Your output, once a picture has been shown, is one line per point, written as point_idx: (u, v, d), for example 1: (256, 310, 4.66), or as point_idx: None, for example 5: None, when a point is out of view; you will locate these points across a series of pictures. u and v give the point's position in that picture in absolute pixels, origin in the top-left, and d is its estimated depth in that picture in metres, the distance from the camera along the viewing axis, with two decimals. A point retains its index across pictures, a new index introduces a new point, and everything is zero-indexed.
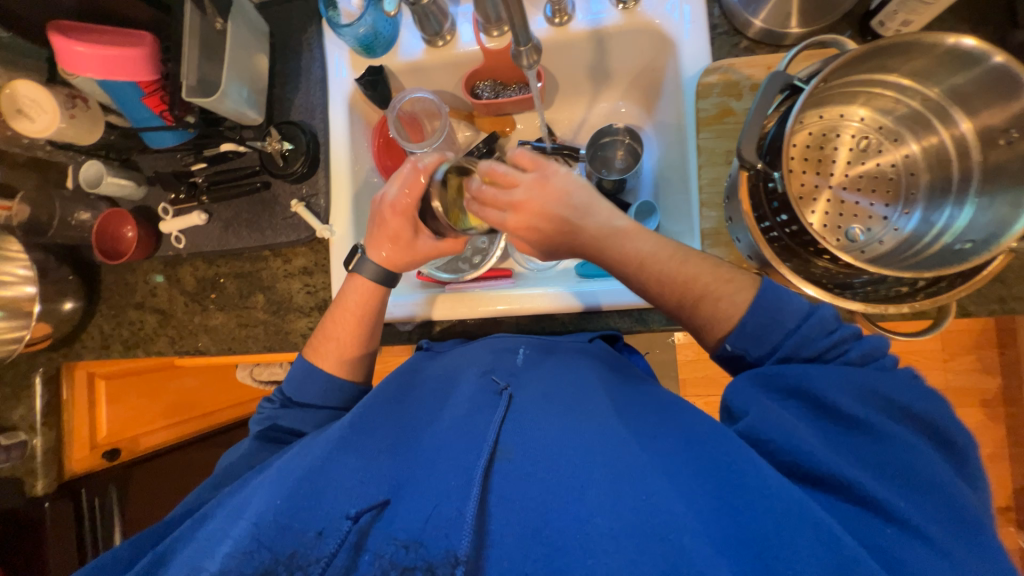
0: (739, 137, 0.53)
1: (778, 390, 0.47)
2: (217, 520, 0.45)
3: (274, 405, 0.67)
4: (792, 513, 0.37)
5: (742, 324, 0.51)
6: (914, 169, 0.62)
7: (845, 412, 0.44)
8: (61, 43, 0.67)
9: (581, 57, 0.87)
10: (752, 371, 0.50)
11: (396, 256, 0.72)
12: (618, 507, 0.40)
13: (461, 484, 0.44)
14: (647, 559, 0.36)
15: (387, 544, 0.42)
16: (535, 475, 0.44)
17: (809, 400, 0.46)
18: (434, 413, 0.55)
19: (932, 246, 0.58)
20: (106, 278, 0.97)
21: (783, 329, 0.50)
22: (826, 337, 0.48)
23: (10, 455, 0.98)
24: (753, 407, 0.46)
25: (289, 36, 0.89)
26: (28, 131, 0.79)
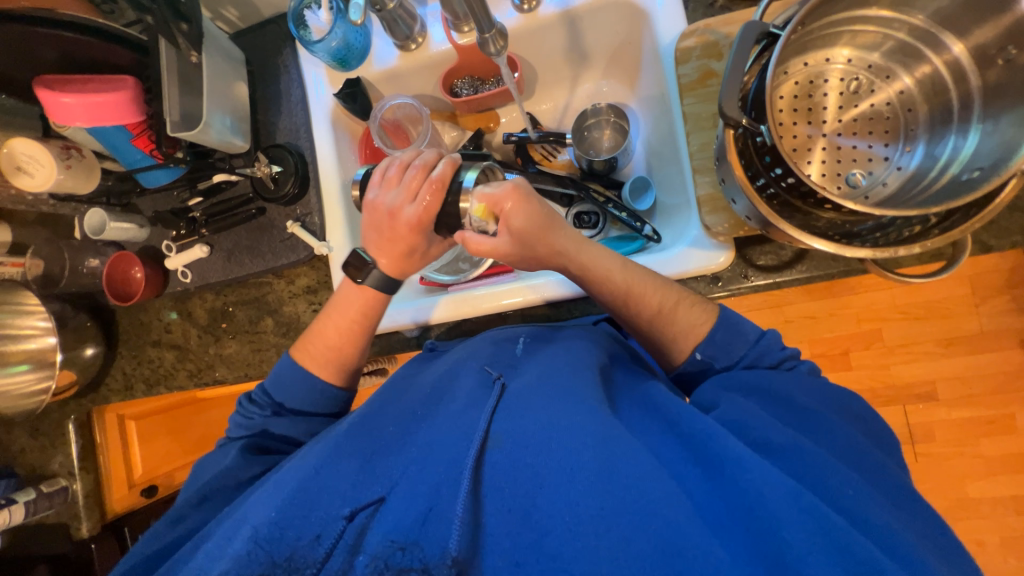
0: (720, 95, 0.51)
1: (738, 391, 0.51)
2: (216, 534, 0.46)
3: (263, 412, 0.66)
4: (776, 487, 0.37)
5: (710, 335, 0.56)
6: (911, 105, 0.60)
7: (798, 405, 0.48)
8: (49, 97, 0.69)
9: (556, 41, 0.86)
10: (720, 377, 0.54)
11: (403, 266, 0.63)
12: (609, 485, 0.40)
13: (452, 478, 0.44)
14: (638, 536, 0.37)
15: (384, 544, 0.41)
16: (524, 460, 0.43)
17: (770, 396, 0.49)
18: (427, 407, 0.54)
19: (938, 180, 0.55)
20: (122, 321, 1.00)
21: (747, 340, 0.55)
22: (779, 351, 0.55)
23: (53, 502, 0.99)
24: (722, 401, 0.49)
25: (266, 61, 0.90)
26: (30, 187, 0.81)
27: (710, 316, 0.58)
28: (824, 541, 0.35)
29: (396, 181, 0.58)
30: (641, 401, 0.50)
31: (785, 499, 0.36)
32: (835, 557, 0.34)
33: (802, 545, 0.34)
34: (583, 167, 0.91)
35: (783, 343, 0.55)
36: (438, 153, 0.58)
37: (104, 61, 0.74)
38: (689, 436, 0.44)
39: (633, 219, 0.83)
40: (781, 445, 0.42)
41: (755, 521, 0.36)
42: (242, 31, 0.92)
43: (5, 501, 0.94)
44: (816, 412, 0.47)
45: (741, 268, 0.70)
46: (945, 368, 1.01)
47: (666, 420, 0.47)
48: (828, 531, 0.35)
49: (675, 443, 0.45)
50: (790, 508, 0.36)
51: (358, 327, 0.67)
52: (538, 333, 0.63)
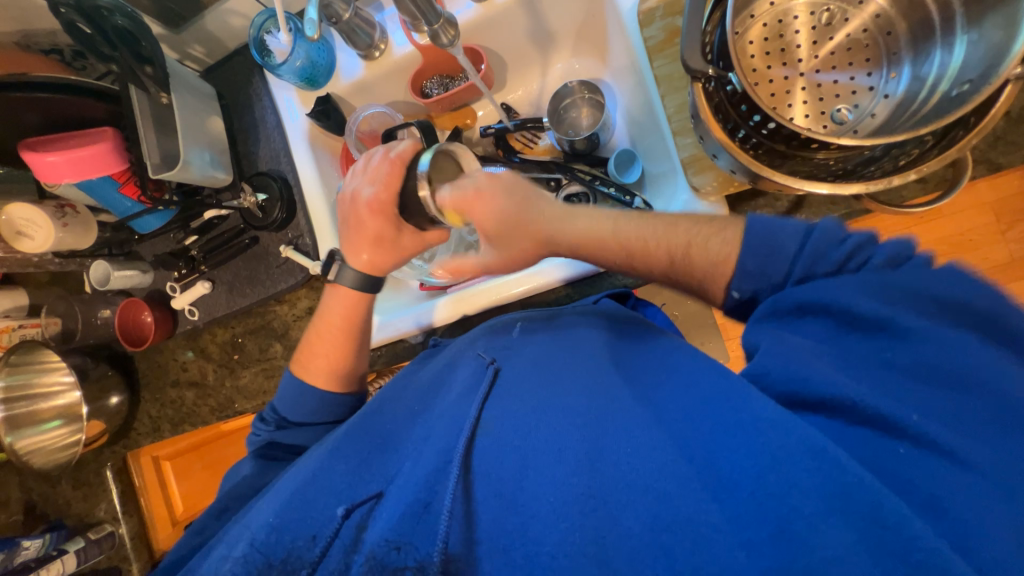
0: (682, 49, 0.49)
1: (786, 316, 0.41)
2: (221, 543, 0.46)
3: (268, 427, 0.66)
4: (793, 448, 0.34)
5: (741, 265, 0.44)
6: (890, 27, 0.57)
7: (869, 318, 0.37)
8: (33, 157, 0.71)
9: (518, 26, 0.85)
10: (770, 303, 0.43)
11: (380, 259, 0.63)
12: (596, 463, 0.40)
13: (440, 467, 0.43)
14: (627, 512, 0.37)
15: (378, 543, 0.40)
16: (512, 444, 0.43)
17: (824, 314, 0.39)
18: (424, 403, 0.53)
19: (929, 100, 0.51)
20: (140, 366, 1.02)
21: (787, 256, 0.42)
22: (838, 248, 0.40)
23: (103, 547, 1.03)
24: (762, 339, 0.41)
25: (238, 92, 0.91)
26: (32, 250, 0.84)
27: (732, 243, 0.45)
28: (846, 506, 0.31)
29: (366, 168, 0.60)
30: (649, 368, 0.48)
31: (804, 462, 0.33)
32: (854, 519, 0.31)
33: (817, 513, 0.32)
34: (565, 150, 0.89)
35: (844, 232, 0.41)
36: (411, 139, 0.58)
37: (81, 117, 0.75)
38: (699, 402, 0.41)
39: (622, 193, 0.81)
40: (830, 390, 0.36)
41: (772, 488, 0.34)
42: (211, 66, 0.93)
43: (56, 553, 0.98)
44: (899, 327, 0.36)
45: None
46: None
47: (675, 383, 0.44)
48: (854, 491, 0.31)
49: (680, 407, 0.42)
50: (808, 470, 0.33)
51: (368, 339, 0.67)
52: (535, 317, 0.62)
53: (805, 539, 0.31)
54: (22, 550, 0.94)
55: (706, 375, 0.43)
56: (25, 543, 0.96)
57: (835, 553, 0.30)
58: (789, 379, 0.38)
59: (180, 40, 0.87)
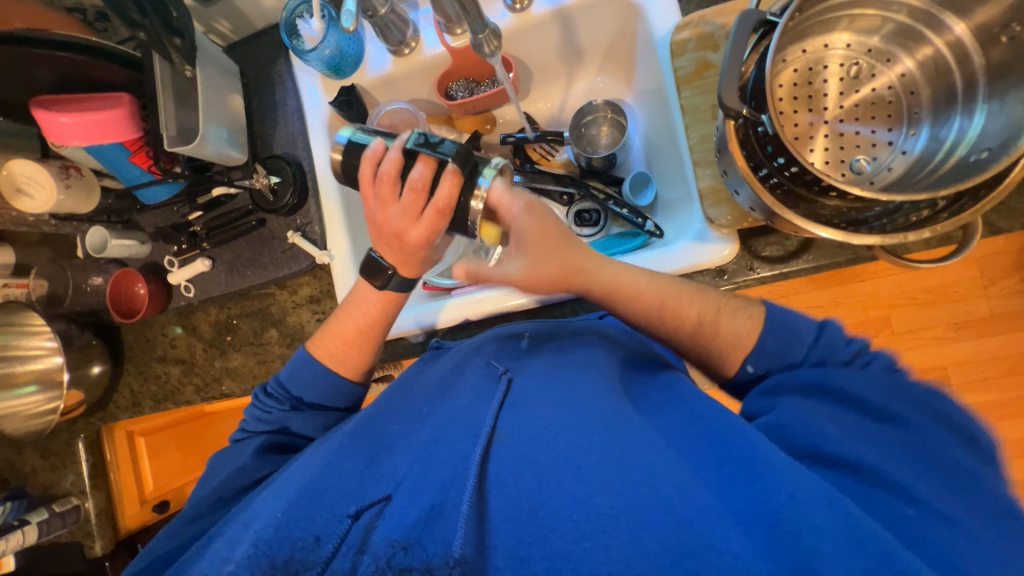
0: (720, 85, 0.51)
1: (799, 391, 0.47)
2: (223, 534, 0.46)
3: (282, 406, 0.65)
4: (812, 492, 0.36)
5: (761, 342, 0.51)
6: (914, 87, 0.59)
7: (878, 406, 0.43)
8: (45, 117, 0.69)
9: (549, 40, 0.86)
10: (785, 381, 0.48)
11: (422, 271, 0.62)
12: (619, 481, 0.40)
13: (458, 473, 0.43)
14: (648, 533, 0.37)
15: (385, 545, 0.41)
16: (530, 457, 0.43)
17: (836, 396, 0.45)
18: (432, 404, 0.53)
19: (947, 161, 0.53)
20: (127, 339, 1.00)
21: (802, 342, 0.50)
22: (846, 346, 0.49)
23: (66, 521, 0.99)
24: (778, 405, 0.47)
25: (260, 72, 0.90)
26: (30, 208, 0.81)
27: (757, 322, 0.53)
28: (862, 551, 0.33)
29: (391, 195, 0.53)
30: (662, 391, 0.50)
31: (820, 505, 0.35)
32: (868, 560, 0.33)
33: (834, 552, 0.33)
34: (581, 166, 0.90)
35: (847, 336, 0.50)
36: (432, 163, 0.51)
37: (100, 80, 0.73)
38: (714, 435, 0.43)
39: (635, 215, 0.82)
40: (842, 454, 0.41)
41: (789, 526, 0.36)
42: (235, 43, 0.92)
43: (18, 522, 0.94)
44: (896, 416, 0.42)
45: (747, 260, 0.69)
46: (958, 353, 0.94)
47: (688, 411, 0.46)
48: (869, 539, 0.34)
49: (693, 437, 0.44)
50: (826, 512, 0.35)
51: (370, 330, 0.65)
52: (542, 328, 0.62)
53: (822, 570, 0.33)
54: None
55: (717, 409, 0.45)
56: None
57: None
58: (802, 439, 0.43)
59: (208, 13, 0.86)
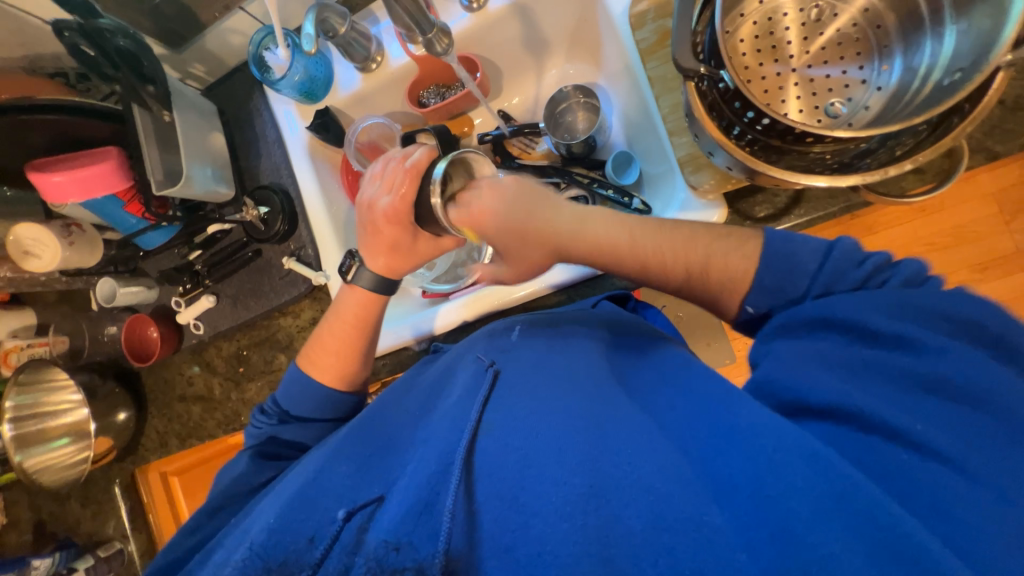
0: (673, 48, 0.50)
1: (799, 330, 0.45)
2: (222, 548, 0.46)
3: (270, 421, 0.66)
4: (788, 454, 0.36)
5: (760, 279, 0.48)
6: (879, 20, 0.57)
7: (882, 333, 0.41)
8: (40, 179, 0.72)
9: (511, 35, 0.86)
10: (783, 321, 0.46)
11: (397, 264, 0.64)
12: (600, 463, 0.40)
13: (442, 470, 0.43)
14: (629, 511, 0.37)
15: (378, 544, 0.40)
16: (514, 444, 0.43)
17: (839, 327, 0.43)
18: (428, 406, 0.53)
19: (923, 89, 0.51)
20: (147, 382, 1.03)
21: (806, 274, 0.46)
22: (857, 269, 0.45)
23: (112, 566, 1.02)
24: (770, 355, 0.45)
25: (238, 109, 0.93)
26: (37, 269, 0.85)
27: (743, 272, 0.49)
28: (847, 515, 0.32)
29: (382, 173, 0.60)
30: (651, 376, 0.49)
31: (797, 464, 0.35)
32: (847, 517, 0.32)
33: (810, 509, 0.33)
34: (562, 154, 0.90)
35: (863, 253, 0.46)
36: (430, 151, 0.57)
37: (87, 137, 0.77)
38: (700, 413, 0.42)
39: (621, 195, 0.81)
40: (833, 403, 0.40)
41: (763, 490, 0.35)
42: (212, 84, 0.95)
43: (66, 571, 0.97)
44: (903, 340, 0.40)
45: (737, 223, 0.67)
46: (986, 292, 0.89)
47: (674, 390, 0.46)
48: (848, 495, 0.33)
49: (676, 415, 0.43)
50: (803, 472, 0.35)
51: (350, 333, 0.67)
52: (535, 320, 0.60)
53: (798, 532, 0.33)
54: (31, 570, 0.96)
55: (702, 384, 0.45)
56: (35, 563, 0.97)
57: (830, 551, 0.31)
58: (792, 389, 0.42)
59: (181, 59, 0.89)
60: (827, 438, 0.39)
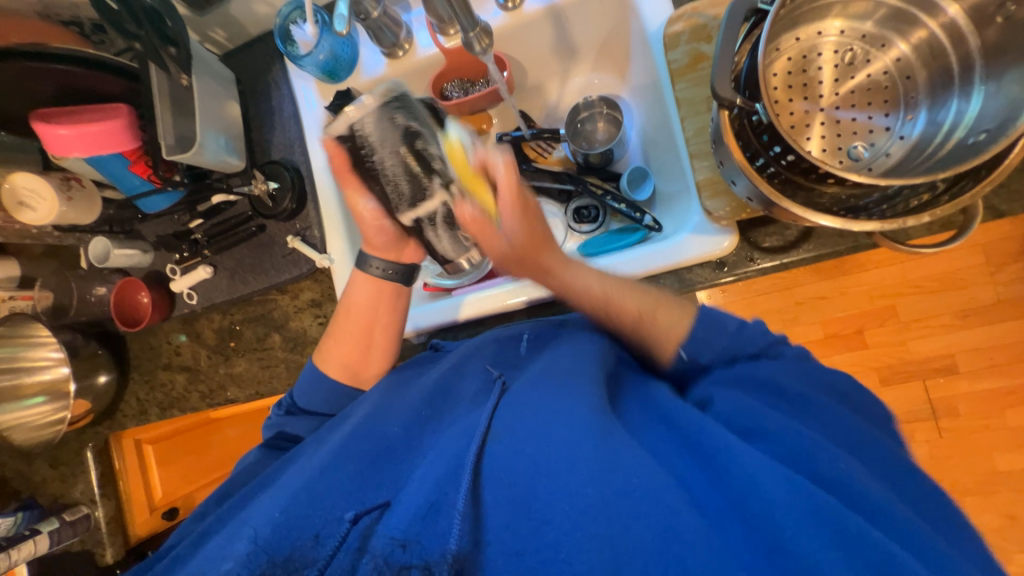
0: (712, 77, 0.50)
1: (729, 381, 0.50)
2: (218, 537, 0.46)
3: (279, 410, 0.69)
4: (769, 470, 0.37)
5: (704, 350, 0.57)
6: (909, 72, 0.59)
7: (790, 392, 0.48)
8: (44, 129, 0.69)
9: (542, 38, 0.86)
10: (735, 379, 0.50)
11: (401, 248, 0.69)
12: (607, 474, 0.40)
13: (451, 474, 0.44)
14: (638, 521, 0.37)
15: (385, 543, 0.41)
16: (523, 451, 0.43)
17: (775, 391, 0.48)
18: (438, 413, 0.53)
19: (944, 144, 0.53)
20: (133, 347, 1.00)
21: (726, 331, 0.53)
22: (764, 335, 0.53)
23: (77, 531, 0.98)
24: (717, 396, 0.49)
25: (256, 80, 0.91)
26: (33, 221, 0.82)
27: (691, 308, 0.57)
28: (841, 543, 0.33)
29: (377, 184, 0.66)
30: (640, 397, 0.51)
31: (783, 487, 0.36)
32: (839, 545, 0.33)
33: (797, 525, 0.34)
34: (578, 162, 0.90)
35: (767, 328, 0.54)
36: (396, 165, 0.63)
37: (96, 91, 0.74)
38: (682, 430, 0.44)
39: (633, 210, 0.82)
40: (773, 430, 0.43)
41: (754, 506, 0.36)
42: (231, 51, 0.93)
43: (29, 531, 0.94)
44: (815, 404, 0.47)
45: (747, 251, 0.68)
46: (965, 340, 0.92)
47: (662, 416, 0.47)
48: (839, 526, 0.34)
49: (667, 435, 0.45)
50: (789, 495, 0.36)
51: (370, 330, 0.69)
52: (540, 328, 0.64)
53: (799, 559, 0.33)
54: None
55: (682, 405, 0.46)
56: None
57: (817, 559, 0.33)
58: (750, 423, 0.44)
59: (203, 22, 0.86)
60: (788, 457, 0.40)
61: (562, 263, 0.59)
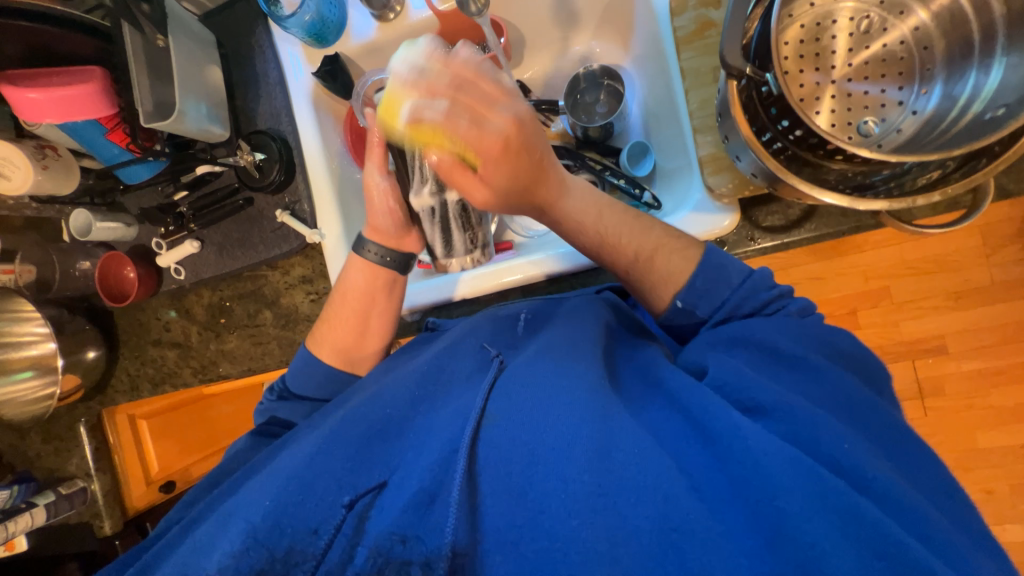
0: (721, 43, 0.48)
1: (729, 348, 0.50)
2: (207, 523, 0.45)
3: (271, 396, 0.69)
4: (773, 452, 0.38)
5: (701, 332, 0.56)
6: (927, 42, 0.56)
7: (791, 354, 0.47)
8: (13, 93, 0.65)
9: (542, 1, 0.81)
10: (734, 340, 0.50)
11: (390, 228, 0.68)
12: (605, 461, 0.39)
13: (446, 459, 0.43)
14: (638, 510, 0.37)
15: (385, 537, 0.41)
16: (520, 439, 0.43)
17: (772, 353, 0.48)
18: (431, 394, 0.52)
19: (959, 121, 0.51)
20: (121, 323, 0.98)
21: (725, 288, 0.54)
22: (767, 291, 0.54)
23: (73, 503, 0.99)
24: (713, 362, 0.49)
25: (239, 42, 0.86)
26: (8, 191, 0.79)
27: (684, 271, 0.56)
28: (840, 522, 0.34)
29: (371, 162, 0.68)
30: (643, 372, 0.50)
31: (786, 465, 0.37)
32: (836, 518, 0.34)
33: (800, 509, 0.35)
34: (577, 136, 0.87)
35: (773, 281, 0.54)
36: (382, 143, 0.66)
37: (68, 52, 0.69)
38: (687, 408, 0.44)
39: (633, 186, 0.79)
40: (768, 404, 0.42)
41: (757, 493, 0.37)
42: (211, 10, 0.87)
43: (26, 505, 0.94)
44: (816, 368, 0.46)
45: (747, 230, 0.67)
46: (958, 322, 0.93)
47: (663, 395, 0.47)
48: (831, 495, 0.35)
49: (666, 413, 0.45)
50: (791, 474, 0.36)
51: (364, 309, 0.68)
52: (539, 307, 0.63)
53: (799, 537, 0.34)
54: None
55: (686, 380, 0.46)
56: None
57: (820, 544, 0.34)
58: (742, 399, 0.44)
59: None
60: (787, 434, 0.40)
61: (558, 192, 0.57)
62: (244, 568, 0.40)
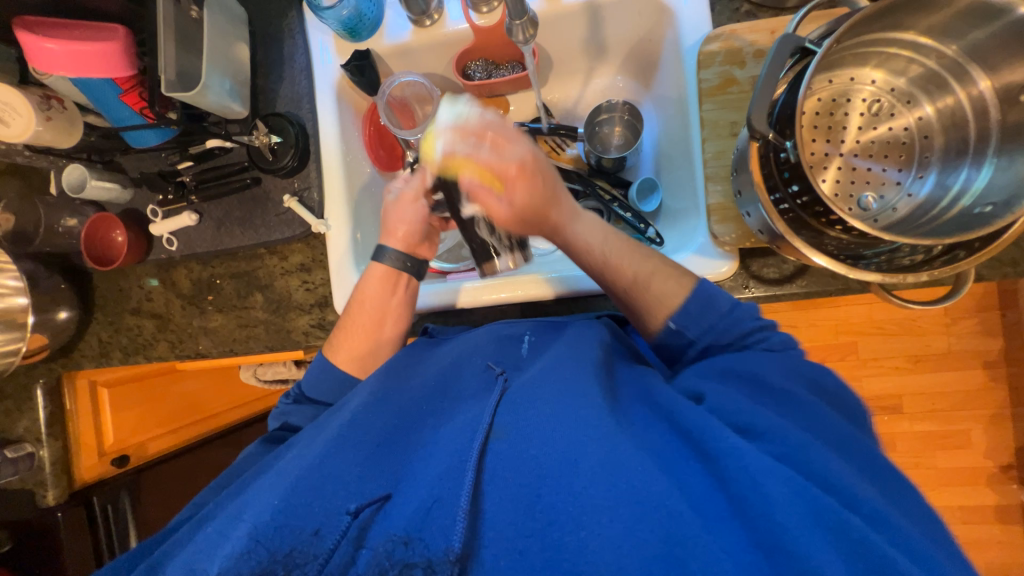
0: (750, 106, 0.51)
1: (727, 383, 0.52)
2: (214, 522, 0.45)
3: (286, 399, 0.69)
4: (769, 470, 0.39)
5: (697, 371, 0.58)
6: (927, 132, 0.61)
7: (778, 386, 0.50)
8: (28, 39, 0.63)
9: (575, 32, 0.84)
10: (722, 369, 0.53)
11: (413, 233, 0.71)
12: (612, 476, 0.41)
13: (456, 472, 0.44)
14: (641, 525, 0.38)
15: (385, 541, 0.43)
16: (529, 452, 0.44)
17: (762, 385, 0.50)
18: (437, 406, 0.54)
19: (950, 210, 0.57)
20: (100, 286, 0.94)
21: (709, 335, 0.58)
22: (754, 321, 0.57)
23: (18, 468, 0.94)
24: (706, 389, 0.51)
25: (268, 22, 0.85)
26: (7, 136, 0.76)
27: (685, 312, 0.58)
28: (831, 540, 0.36)
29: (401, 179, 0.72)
30: (639, 400, 0.51)
31: (779, 486, 0.38)
32: (829, 538, 0.36)
33: (795, 524, 0.36)
34: (591, 164, 0.90)
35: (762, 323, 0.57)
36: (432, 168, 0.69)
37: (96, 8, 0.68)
38: (684, 434, 0.45)
39: (638, 220, 0.82)
40: (761, 427, 0.45)
41: (751, 509, 0.38)
42: None
43: None
44: (799, 399, 0.49)
45: (742, 279, 0.70)
46: None
47: (657, 418, 0.48)
48: (821, 509, 0.37)
49: (666, 436, 0.46)
50: (783, 491, 0.38)
51: (375, 318, 0.69)
52: (540, 328, 0.65)
53: (797, 548, 0.35)
54: None
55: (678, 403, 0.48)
56: None
57: (815, 558, 0.35)
58: (734, 420, 0.46)
59: None
60: (779, 454, 0.42)
61: (570, 218, 0.62)
62: (246, 568, 0.40)
